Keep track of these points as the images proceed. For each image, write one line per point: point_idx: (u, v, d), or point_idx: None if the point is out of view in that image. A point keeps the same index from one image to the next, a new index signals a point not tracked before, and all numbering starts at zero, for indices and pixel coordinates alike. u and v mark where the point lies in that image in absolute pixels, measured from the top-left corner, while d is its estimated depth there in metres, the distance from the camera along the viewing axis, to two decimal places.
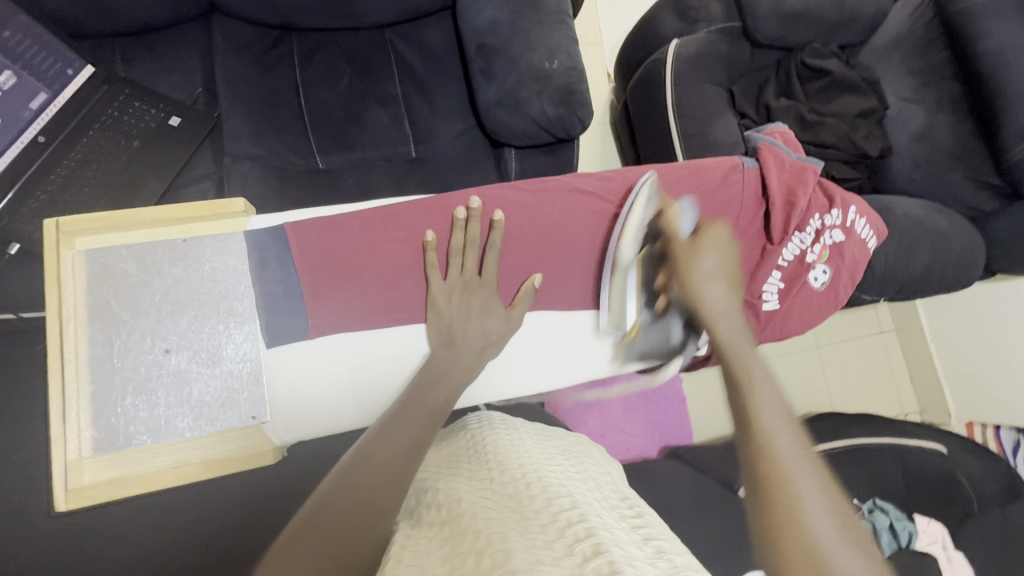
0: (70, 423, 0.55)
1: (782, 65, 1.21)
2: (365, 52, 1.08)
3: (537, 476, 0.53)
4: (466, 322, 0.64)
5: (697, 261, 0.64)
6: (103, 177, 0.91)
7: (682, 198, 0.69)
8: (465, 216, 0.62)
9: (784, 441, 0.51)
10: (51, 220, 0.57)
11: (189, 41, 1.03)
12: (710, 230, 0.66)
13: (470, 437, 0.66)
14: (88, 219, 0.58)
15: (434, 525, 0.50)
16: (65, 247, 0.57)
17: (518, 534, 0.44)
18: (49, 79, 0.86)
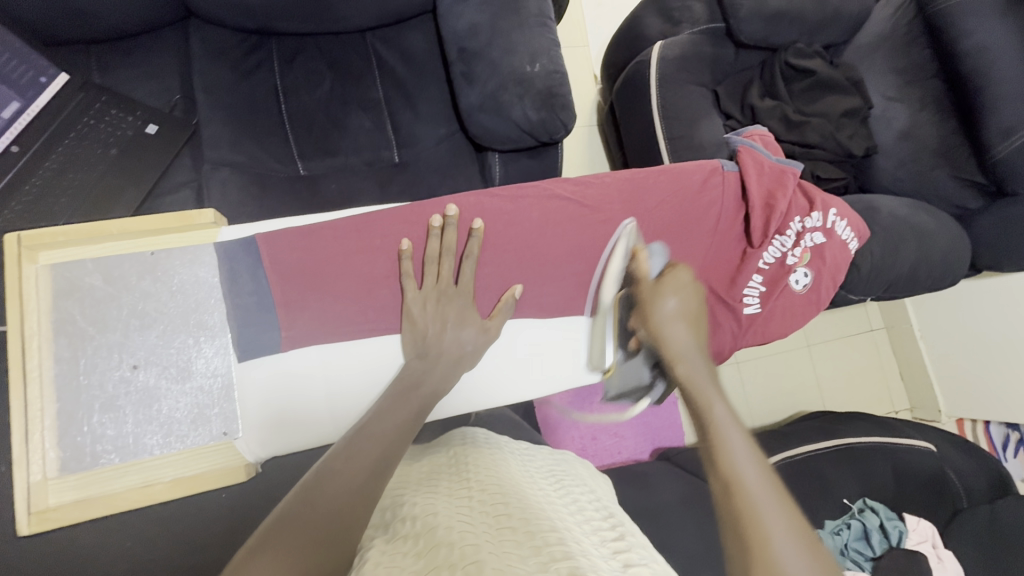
0: (34, 443, 0.55)
1: (766, 65, 1.21)
2: (346, 56, 1.07)
3: (517, 500, 0.52)
4: (441, 334, 0.64)
5: (657, 301, 0.61)
6: (78, 185, 0.89)
7: (657, 245, 0.68)
8: (442, 224, 0.63)
9: (773, 520, 0.41)
10: (13, 234, 0.56)
11: (165, 47, 1.02)
12: (676, 273, 0.63)
13: (452, 454, 0.66)
14: (51, 232, 0.57)
15: (409, 536, 0.49)
16: (28, 261, 0.56)
17: (493, 547, 0.44)
18: (21, 87, 0.85)
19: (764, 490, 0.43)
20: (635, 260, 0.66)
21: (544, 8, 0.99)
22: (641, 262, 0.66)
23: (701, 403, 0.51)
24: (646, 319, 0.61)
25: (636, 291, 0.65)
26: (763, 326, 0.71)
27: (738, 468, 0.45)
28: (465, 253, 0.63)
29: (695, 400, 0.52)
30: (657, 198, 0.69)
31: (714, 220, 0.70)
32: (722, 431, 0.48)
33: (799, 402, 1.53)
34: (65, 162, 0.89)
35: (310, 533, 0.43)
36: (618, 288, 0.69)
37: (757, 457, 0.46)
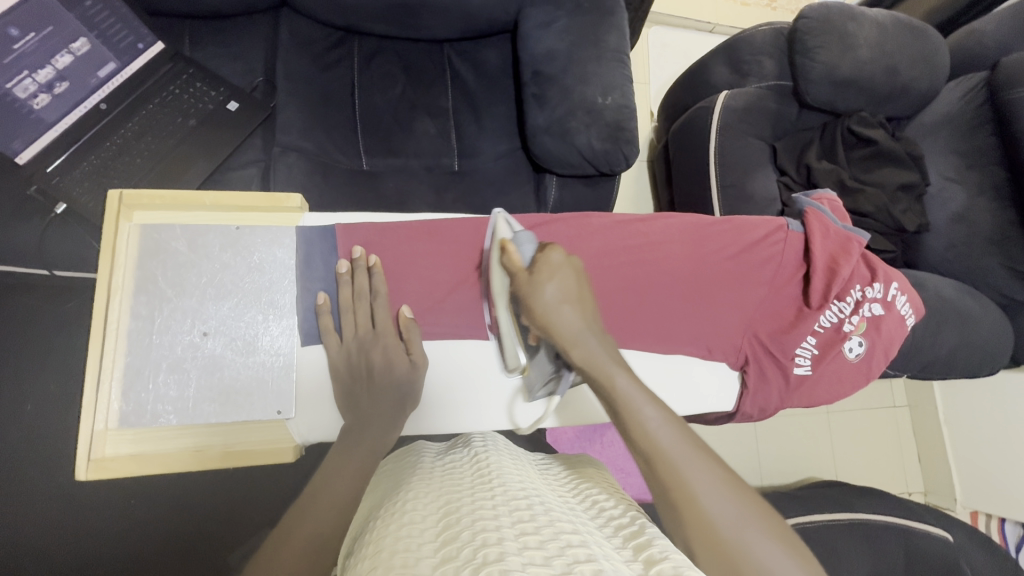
0: (103, 392, 0.56)
1: (828, 129, 1.22)
2: (423, 64, 1.11)
3: (541, 506, 0.51)
4: (370, 378, 0.62)
5: (536, 296, 0.55)
6: (155, 149, 0.94)
7: (521, 231, 0.62)
8: (349, 268, 0.62)
9: (694, 474, 0.48)
10: (115, 192, 0.59)
11: (255, 30, 1.06)
12: (547, 256, 0.57)
13: (472, 455, 0.64)
14: (150, 195, 0.60)
15: (428, 526, 0.49)
16: (123, 219, 0.59)
17: (518, 547, 0.43)
18: (120, 51, 0.90)
19: (672, 444, 0.50)
20: (503, 253, 0.59)
21: (623, 44, 1.02)
22: (510, 253, 0.59)
23: (605, 381, 0.54)
24: (532, 318, 0.57)
25: (513, 286, 0.59)
26: (811, 389, 0.70)
27: (654, 436, 0.51)
28: (372, 294, 0.63)
29: (604, 385, 0.54)
30: (718, 245, 0.69)
31: (772, 273, 0.70)
32: (633, 407, 0.52)
33: (814, 467, 1.50)
34: (147, 125, 0.94)
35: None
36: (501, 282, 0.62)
37: (667, 421, 0.51)
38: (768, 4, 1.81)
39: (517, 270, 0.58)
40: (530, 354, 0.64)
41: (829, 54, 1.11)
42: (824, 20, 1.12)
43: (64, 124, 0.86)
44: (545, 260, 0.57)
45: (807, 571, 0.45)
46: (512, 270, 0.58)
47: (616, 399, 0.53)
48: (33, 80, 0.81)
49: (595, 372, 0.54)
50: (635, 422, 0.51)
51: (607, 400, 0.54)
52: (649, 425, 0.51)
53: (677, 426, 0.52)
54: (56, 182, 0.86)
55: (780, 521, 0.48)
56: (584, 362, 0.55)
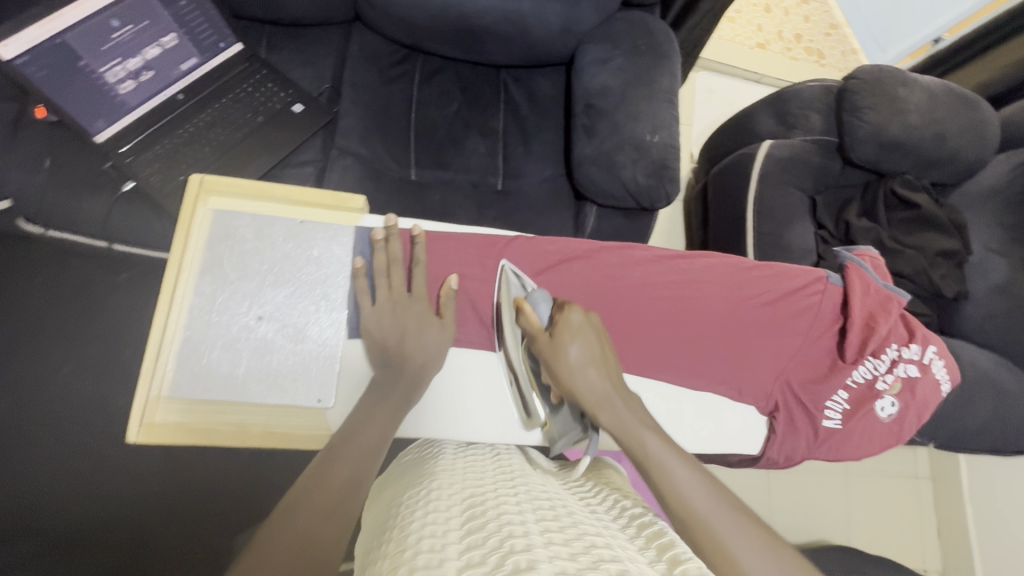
0: (161, 360, 0.59)
1: (870, 187, 1.23)
2: (480, 86, 1.16)
3: (563, 509, 0.54)
4: (401, 342, 0.64)
5: (559, 358, 0.58)
6: (223, 141, 1.00)
7: (535, 289, 0.64)
8: (384, 237, 0.66)
9: (734, 536, 0.49)
10: (196, 176, 0.64)
11: (327, 40, 1.13)
12: (565, 315, 0.60)
13: (495, 454, 0.67)
14: (226, 182, 0.66)
15: (453, 516, 0.51)
16: (200, 202, 0.64)
17: (543, 542, 0.45)
18: (203, 48, 0.96)
19: (706, 504, 0.51)
20: (521, 315, 0.61)
21: (675, 86, 1.05)
22: (528, 313, 0.61)
23: (635, 443, 0.56)
24: (558, 381, 0.59)
25: (535, 348, 0.61)
26: (840, 443, 0.69)
27: (687, 499, 0.52)
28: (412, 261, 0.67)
29: (634, 450, 0.56)
30: (758, 288, 0.70)
31: (808, 323, 0.71)
32: (663, 470, 0.54)
33: (827, 529, 1.45)
34: (217, 118, 1.01)
35: (296, 536, 0.46)
36: (523, 338, 0.65)
37: (700, 481, 0.53)
38: (817, 61, 1.84)
39: (538, 332, 0.61)
40: (551, 411, 0.64)
41: (878, 116, 1.12)
42: (873, 81, 1.14)
43: (143, 108, 0.93)
44: (564, 320, 0.60)
45: None
46: (533, 333, 0.61)
47: (647, 465, 0.55)
48: (123, 68, 0.87)
49: (626, 437, 0.56)
50: (667, 484, 0.53)
51: (639, 466, 0.55)
52: (684, 487, 0.52)
53: (712, 485, 0.53)
54: (128, 163, 0.93)
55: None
56: (612, 424, 0.57)
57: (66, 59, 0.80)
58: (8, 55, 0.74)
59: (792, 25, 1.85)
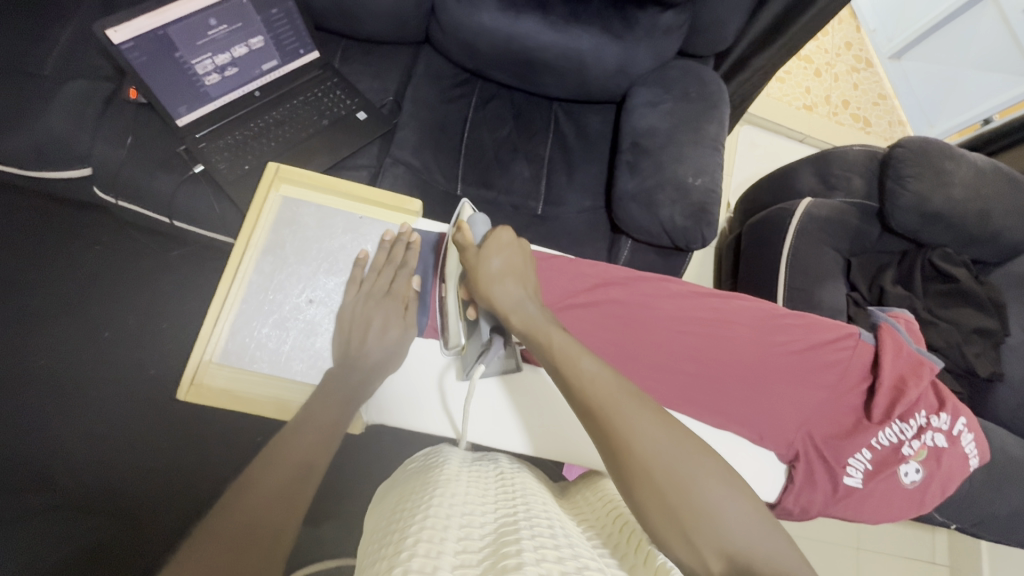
0: (217, 327, 0.66)
1: (908, 256, 1.22)
2: (532, 115, 1.21)
3: (563, 535, 0.53)
4: (363, 338, 0.65)
5: (482, 265, 0.62)
6: (288, 138, 1.06)
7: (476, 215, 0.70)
8: (392, 239, 0.71)
9: (626, 408, 0.51)
10: (273, 164, 0.72)
11: (397, 57, 1.20)
12: (498, 235, 0.65)
13: (498, 471, 0.69)
14: (298, 173, 0.73)
15: (451, 528, 0.53)
16: (274, 189, 0.72)
17: (536, 560, 0.46)
18: (285, 52, 1.04)
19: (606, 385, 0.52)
20: (459, 232, 0.67)
21: (721, 135, 1.08)
22: (464, 232, 0.66)
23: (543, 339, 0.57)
24: (474, 287, 0.62)
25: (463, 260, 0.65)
26: (858, 502, 0.67)
27: (590, 385, 0.53)
28: (401, 265, 0.70)
29: (540, 340, 0.57)
30: (786, 335, 0.71)
31: (836, 378, 0.70)
32: (569, 362, 0.55)
33: None
34: (286, 117, 1.08)
35: (251, 512, 0.47)
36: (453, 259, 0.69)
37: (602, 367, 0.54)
38: (863, 128, 1.86)
39: (468, 246, 0.65)
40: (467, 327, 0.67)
41: (921, 185, 1.13)
42: (919, 150, 1.15)
43: (222, 100, 1.01)
44: (496, 238, 0.65)
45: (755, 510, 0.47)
46: (464, 245, 0.65)
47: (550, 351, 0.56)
48: (212, 62, 0.95)
49: (533, 328, 0.58)
50: (569, 369, 0.54)
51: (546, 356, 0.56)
52: (587, 372, 0.53)
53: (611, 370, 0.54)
54: (201, 148, 1.00)
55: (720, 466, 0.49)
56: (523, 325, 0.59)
57: (164, 49, 0.88)
58: (117, 40, 0.83)
59: (841, 91, 1.89)
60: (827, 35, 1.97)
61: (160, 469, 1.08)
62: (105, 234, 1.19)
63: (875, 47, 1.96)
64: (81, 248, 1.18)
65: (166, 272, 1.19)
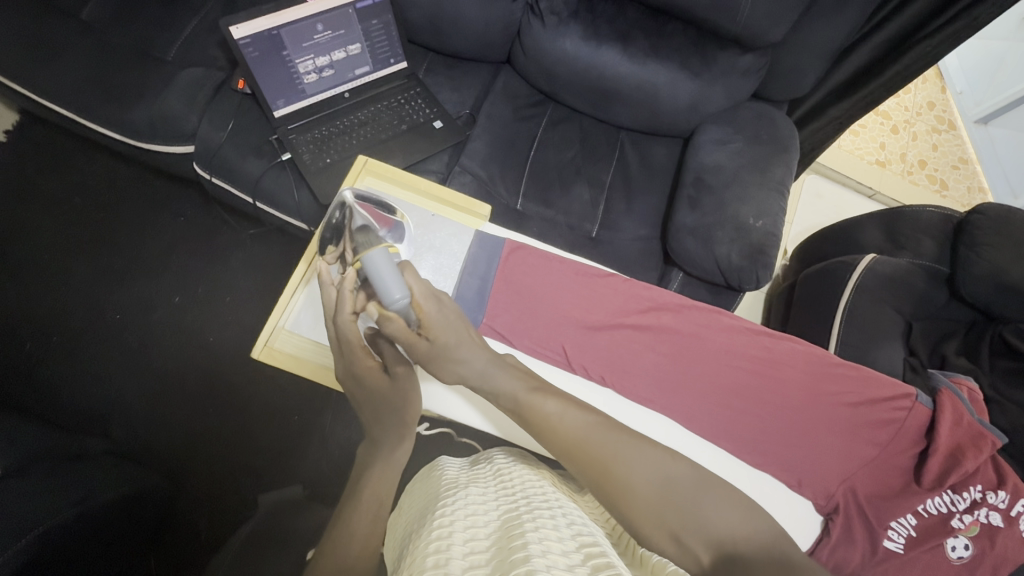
0: (294, 299, 0.74)
1: (977, 328, 1.16)
2: (599, 141, 1.25)
3: (564, 518, 0.56)
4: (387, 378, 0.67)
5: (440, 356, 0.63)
6: (368, 138, 1.14)
7: (389, 282, 0.60)
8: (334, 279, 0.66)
9: (597, 445, 0.57)
10: (361, 157, 0.80)
11: (477, 74, 1.27)
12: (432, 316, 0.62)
13: (495, 468, 0.72)
14: (383, 168, 0.80)
15: (457, 531, 0.54)
16: (359, 180, 0.79)
17: (540, 548, 0.48)
18: (377, 59, 1.13)
19: (573, 420, 0.59)
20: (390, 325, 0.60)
21: (787, 181, 1.08)
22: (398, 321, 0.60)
23: (513, 404, 0.62)
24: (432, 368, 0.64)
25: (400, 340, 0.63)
26: (899, 571, 0.63)
27: (558, 427, 0.59)
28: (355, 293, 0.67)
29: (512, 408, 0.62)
30: (836, 383, 0.70)
31: (889, 436, 0.69)
32: (537, 412, 0.60)
33: None
34: (369, 118, 1.15)
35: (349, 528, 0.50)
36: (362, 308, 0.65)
37: (565, 406, 0.60)
38: (939, 190, 1.78)
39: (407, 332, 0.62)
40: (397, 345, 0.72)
41: (999, 254, 1.09)
42: (1001, 221, 1.12)
43: (316, 97, 1.10)
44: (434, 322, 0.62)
45: (740, 506, 0.55)
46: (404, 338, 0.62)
47: (523, 411, 0.61)
48: (312, 63, 1.04)
49: (505, 401, 0.62)
50: (539, 417, 0.60)
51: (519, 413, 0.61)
52: (553, 417, 0.59)
53: (574, 406, 0.61)
54: (291, 138, 1.09)
55: (682, 478, 0.56)
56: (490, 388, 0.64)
57: (274, 47, 0.98)
58: (236, 35, 0.93)
59: (918, 151, 1.82)
60: (909, 92, 1.92)
61: (204, 431, 1.15)
62: (192, 208, 1.31)
63: (960, 110, 1.90)
64: (169, 217, 1.30)
65: (241, 249, 1.28)
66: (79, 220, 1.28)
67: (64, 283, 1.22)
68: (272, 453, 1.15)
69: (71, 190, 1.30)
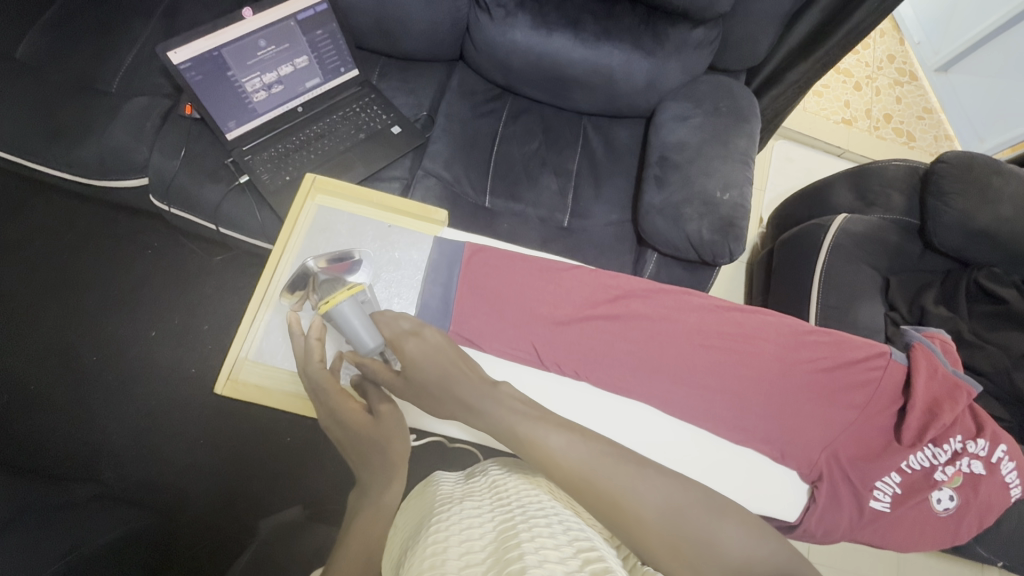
0: (253, 327, 0.73)
1: (952, 276, 1.17)
2: (561, 129, 1.23)
3: (559, 525, 0.55)
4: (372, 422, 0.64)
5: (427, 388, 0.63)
6: (327, 151, 1.12)
7: (362, 332, 0.66)
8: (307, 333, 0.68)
9: (607, 478, 0.53)
10: (311, 176, 0.80)
11: (431, 74, 1.26)
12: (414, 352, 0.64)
13: (490, 480, 0.72)
14: (334, 186, 0.80)
15: (452, 548, 0.53)
16: (311, 199, 0.79)
17: (533, 558, 0.46)
18: (327, 70, 1.11)
19: (579, 454, 0.55)
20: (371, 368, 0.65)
21: (751, 151, 1.08)
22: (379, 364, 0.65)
23: (510, 435, 0.58)
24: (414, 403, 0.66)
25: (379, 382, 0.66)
26: (886, 527, 0.66)
27: (563, 461, 0.55)
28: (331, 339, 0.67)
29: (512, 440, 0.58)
30: (808, 351, 0.71)
31: (866, 398, 0.69)
32: (539, 443, 0.56)
33: None
34: (326, 131, 1.13)
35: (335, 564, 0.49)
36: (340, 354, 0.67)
37: (570, 439, 0.56)
38: (906, 142, 1.79)
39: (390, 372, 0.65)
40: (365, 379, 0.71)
41: (966, 203, 1.09)
42: (962, 169, 1.10)
43: (269, 115, 1.08)
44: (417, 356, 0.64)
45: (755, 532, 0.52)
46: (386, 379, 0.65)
47: (521, 442, 0.57)
48: (260, 80, 1.01)
49: (500, 428, 0.59)
50: (540, 450, 0.56)
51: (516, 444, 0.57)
52: (557, 450, 0.55)
53: (577, 436, 0.57)
54: (247, 160, 1.06)
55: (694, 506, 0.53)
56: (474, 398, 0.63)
57: (218, 68, 0.95)
58: (176, 60, 0.90)
59: (882, 105, 1.83)
60: (868, 48, 1.92)
61: (194, 464, 1.14)
62: (157, 240, 1.28)
63: (920, 60, 1.90)
64: (134, 252, 1.27)
65: (212, 277, 1.26)
66: (40, 264, 1.24)
67: (33, 330, 1.20)
68: (265, 477, 1.14)
69: (29, 235, 1.26)
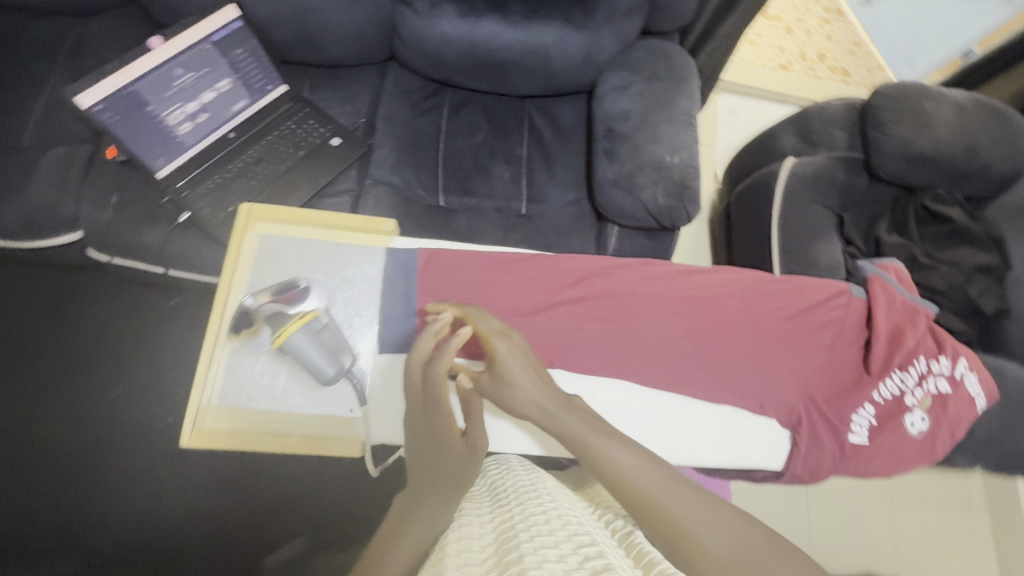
0: (212, 372, 0.71)
1: (900, 203, 1.21)
2: (505, 116, 1.22)
3: (560, 521, 0.55)
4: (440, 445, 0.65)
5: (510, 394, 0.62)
6: (268, 174, 1.07)
7: (318, 360, 0.67)
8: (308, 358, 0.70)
9: (675, 500, 0.52)
10: (246, 205, 0.76)
11: (363, 78, 1.22)
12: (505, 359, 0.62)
13: (488, 481, 0.72)
14: (274, 211, 0.77)
15: (457, 547, 0.53)
16: (251, 228, 0.76)
17: (538, 562, 0.46)
18: (253, 90, 1.06)
19: (644, 473, 0.54)
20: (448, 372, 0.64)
21: (693, 111, 1.08)
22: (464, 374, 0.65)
23: (585, 452, 0.57)
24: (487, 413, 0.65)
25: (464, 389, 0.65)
26: (867, 459, 0.69)
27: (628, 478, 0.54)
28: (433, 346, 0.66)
29: (589, 454, 0.57)
30: (768, 303, 0.72)
31: (832, 337, 0.72)
32: (603, 458, 0.56)
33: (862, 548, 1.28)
34: (263, 153, 1.09)
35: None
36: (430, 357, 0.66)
37: (635, 457, 0.55)
38: (843, 79, 1.83)
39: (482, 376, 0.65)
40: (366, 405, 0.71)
41: (902, 129, 1.12)
42: (899, 98, 1.14)
43: (200, 145, 1.03)
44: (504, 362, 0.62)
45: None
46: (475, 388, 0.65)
47: (589, 456, 0.57)
48: (183, 111, 0.97)
49: (574, 445, 0.58)
50: (606, 464, 0.55)
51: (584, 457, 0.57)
52: (623, 468, 0.55)
53: (644, 456, 0.56)
54: (184, 196, 1.01)
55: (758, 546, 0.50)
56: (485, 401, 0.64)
57: (135, 105, 0.90)
58: (87, 103, 0.85)
59: (815, 46, 1.86)
60: None
61: (186, 514, 1.10)
62: (106, 292, 1.22)
63: None
64: (85, 309, 1.21)
65: (171, 321, 1.21)
66: None
67: None
68: (261, 515, 1.11)
69: None
